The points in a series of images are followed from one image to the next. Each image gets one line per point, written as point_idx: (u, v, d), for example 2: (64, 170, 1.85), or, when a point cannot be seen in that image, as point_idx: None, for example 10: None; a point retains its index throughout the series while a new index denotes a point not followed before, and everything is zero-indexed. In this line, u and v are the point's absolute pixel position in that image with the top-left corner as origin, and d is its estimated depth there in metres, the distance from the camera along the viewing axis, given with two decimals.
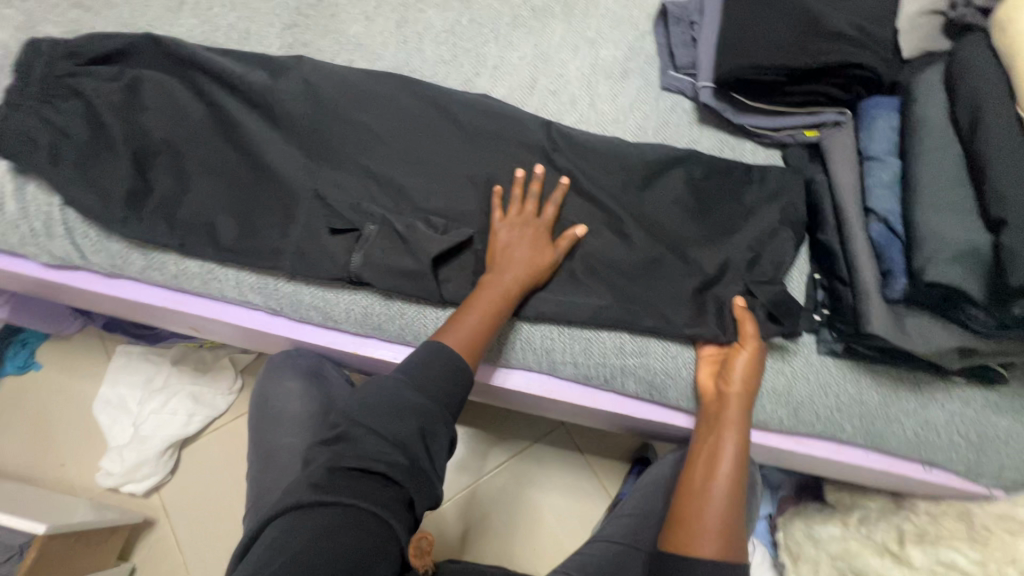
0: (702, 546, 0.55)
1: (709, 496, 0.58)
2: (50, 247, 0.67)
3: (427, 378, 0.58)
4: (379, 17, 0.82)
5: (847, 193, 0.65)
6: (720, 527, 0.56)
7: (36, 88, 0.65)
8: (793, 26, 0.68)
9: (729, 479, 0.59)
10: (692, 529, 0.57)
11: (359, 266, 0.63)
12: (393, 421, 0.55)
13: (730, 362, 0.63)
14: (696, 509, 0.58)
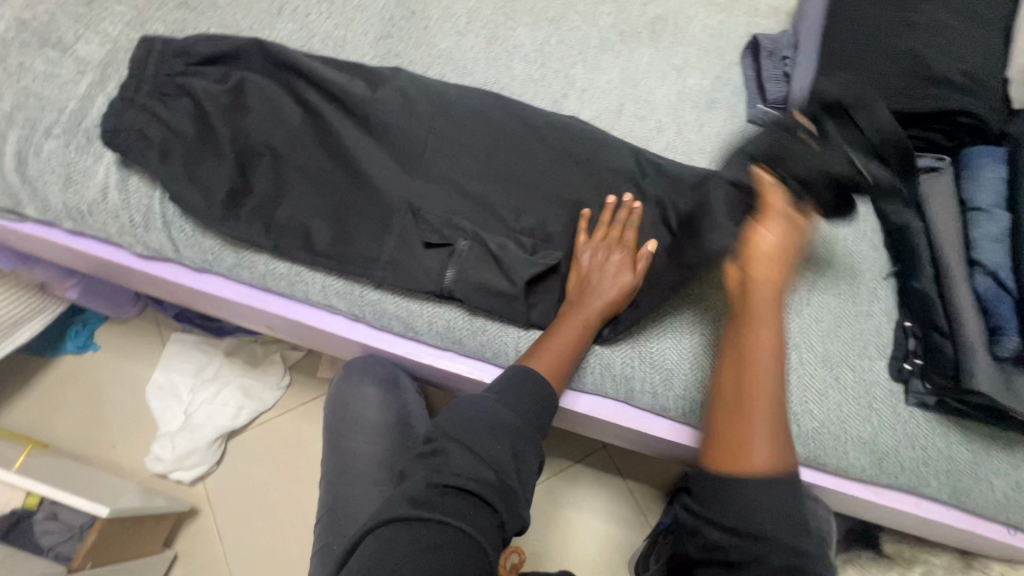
0: (754, 454, 0.54)
1: (749, 400, 0.57)
2: (146, 239, 0.69)
3: (517, 400, 0.58)
4: (470, 32, 0.83)
5: (948, 244, 0.63)
6: (769, 432, 0.55)
7: (150, 85, 0.68)
8: (901, 70, 0.69)
9: (767, 375, 0.58)
10: (738, 440, 0.55)
11: (452, 282, 0.64)
12: (487, 440, 0.55)
13: (754, 246, 0.62)
14: (739, 415, 0.57)
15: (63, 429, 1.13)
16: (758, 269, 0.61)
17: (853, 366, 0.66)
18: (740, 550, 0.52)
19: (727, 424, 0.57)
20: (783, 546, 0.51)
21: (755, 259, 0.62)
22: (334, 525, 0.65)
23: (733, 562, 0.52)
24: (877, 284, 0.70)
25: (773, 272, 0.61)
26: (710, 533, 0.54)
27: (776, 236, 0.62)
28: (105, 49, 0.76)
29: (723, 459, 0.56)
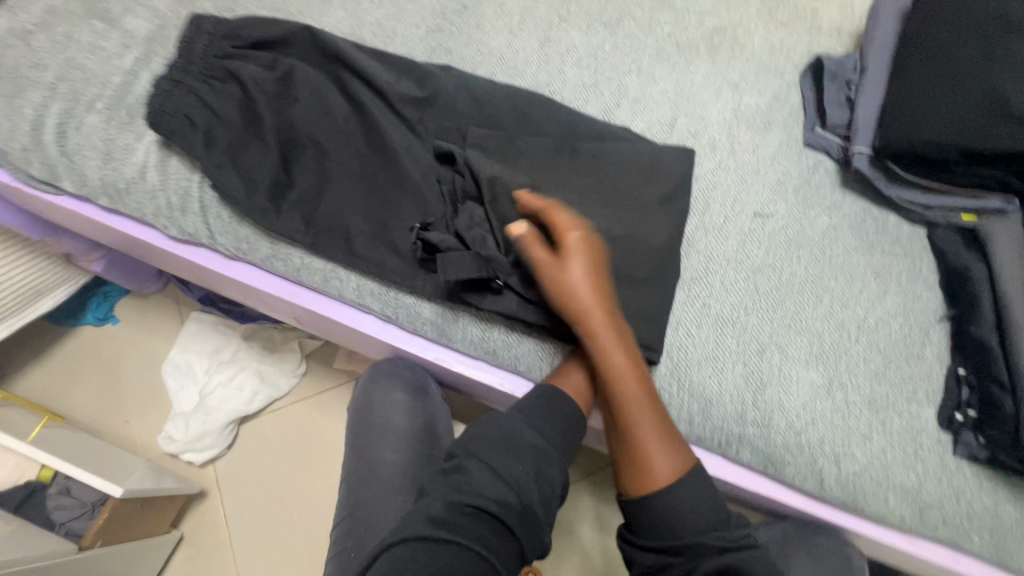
0: (656, 465, 0.55)
1: (634, 420, 0.56)
2: (181, 222, 0.68)
3: (547, 421, 0.56)
4: (523, 32, 0.81)
5: (1014, 291, 0.61)
6: (660, 442, 0.56)
7: (197, 66, 0.67)
8: (979, 105, 0.63)
9: (638, 401, 0.57)
10: (638, 457, 0.55)
11: (491, 300, 0.62)
12: (513, 459, 0.52)
13: (565, 294, 0.57)
14: (630, 438, 0.56)
15: (78, 400, 1.12)
16: (588, 306, 0.57)
17: (902, 411, 0.63)
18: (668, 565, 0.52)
19: (624, 453, 0.56)
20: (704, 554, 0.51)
21: (580, 300, 0.57)
22: (354, 531, 0.63)
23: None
24: (931, 325, 0.67)
25: (603, 303, 0.58)
26: (641, 557, 0.54)
27: (585, 270, 0.58)
28: (152, 24, 0.74)
29: (633, 480, 0.55)
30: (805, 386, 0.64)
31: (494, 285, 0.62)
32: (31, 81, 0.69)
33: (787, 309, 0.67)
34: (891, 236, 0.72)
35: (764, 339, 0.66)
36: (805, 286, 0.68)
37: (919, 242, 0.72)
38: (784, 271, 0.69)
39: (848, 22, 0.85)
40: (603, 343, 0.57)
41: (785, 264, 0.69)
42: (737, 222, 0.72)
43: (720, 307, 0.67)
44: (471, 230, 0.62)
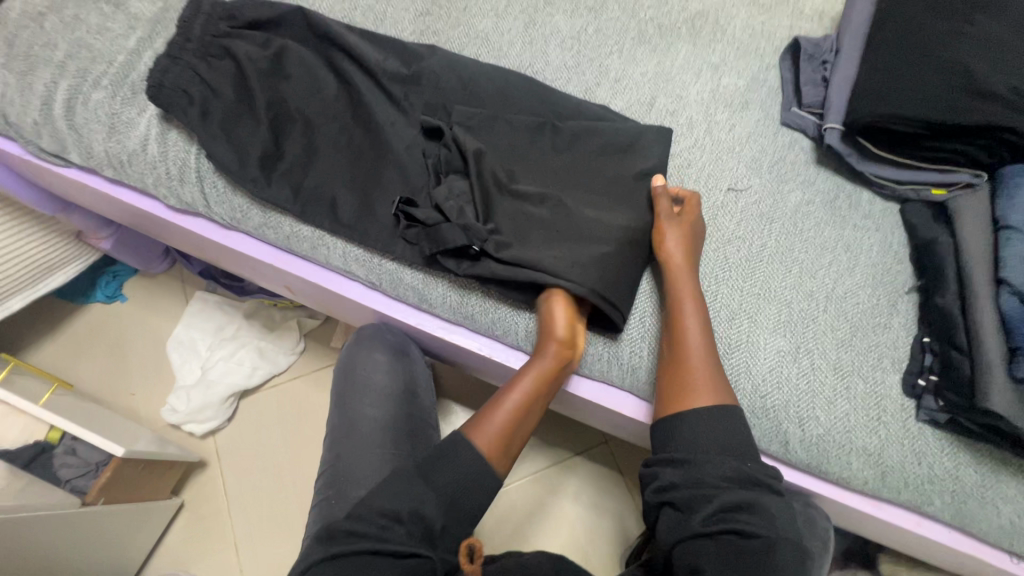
0: (701, 392, 0.60)
1: (689, 349, 0.62)
2: (180, 192, 0.72)
3: (439, 474, 0.58)
4: (508, 16, 0.84)
5: (975, 260, 0.62)
6: (709, 370, 0.61)
7: (195, 45, 0.71)
8: (945, 81, 0.65)
9: (698, 331, 0.62)
10: (685, 382, 0.61)
11: (466, 268, 0.65)
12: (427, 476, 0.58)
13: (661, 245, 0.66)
14: (681, 366, 0.61)
15: (87, 372, 1.17)
16: (677, 255, 0.65)
17: (867, 377, 0.65)
18: (689, 482, 0.57)
19: (672, 374, 0.62)
20: (723, 475, 0.56)
21: (673, 247, 0.66)
22: (335, 482, 0.66)
23: (683, 502, 0.57)
24: (898, 296, 0.69)
25: (688, 257, 0.66)
26: (664, 472, 0.59)
27: (687, 229, 0.67)
28: (156, 7, 0.78)
29: (676, 402, 0.61)
30: (771, 352, 0.66)
31: (471, 252, 0.65)
32: (43, 59, 0.74)
33: (757, 279, 0.69)
34: (862, 211, 0.73)
35: (734, 308, 0.68)
36: (775, 257, 0.71)
37: (890, 217, 0.73)
38: (754, 244, 0.71)
39: (829, 6, 0.87)
40: (677, 285, 0.65)
41: (756, 236, 0.72)
42: (710, 197, 0.74)
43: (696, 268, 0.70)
44: (448, 202, 0.65)
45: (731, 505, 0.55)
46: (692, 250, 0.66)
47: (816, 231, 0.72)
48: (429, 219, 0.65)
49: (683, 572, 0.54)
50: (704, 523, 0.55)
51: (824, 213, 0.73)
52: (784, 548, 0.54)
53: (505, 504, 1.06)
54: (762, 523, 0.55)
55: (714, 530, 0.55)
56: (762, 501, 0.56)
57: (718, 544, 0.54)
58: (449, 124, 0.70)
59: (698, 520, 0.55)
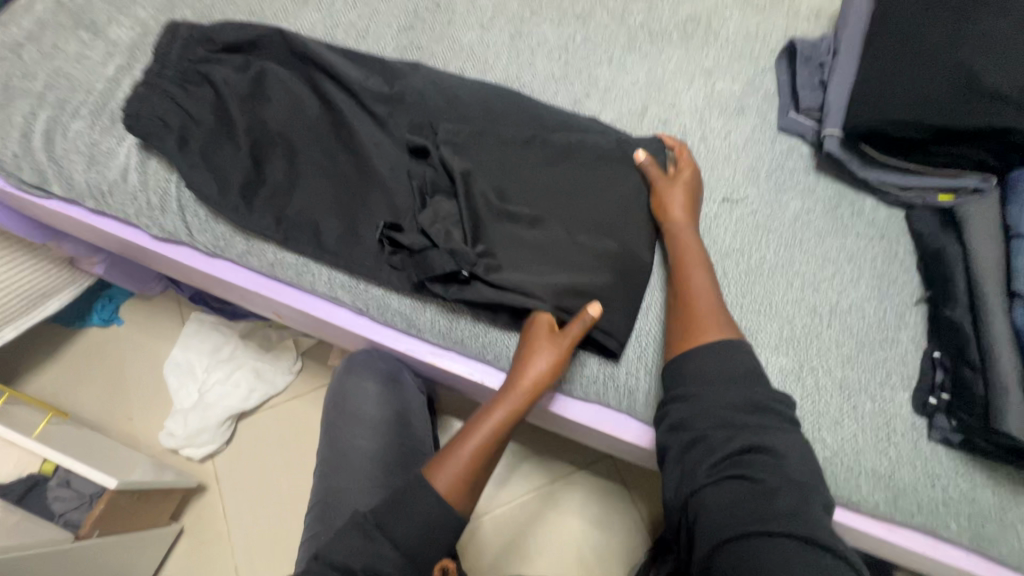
0: (710, 330, 0.59)
1: (695, 292, 0.62)
2: (162, 221, 0.70)
3: (397, 526, 0.54)
4: (494, 27, 0.82)
5: (986, 269, 0.59)
6: (716, 308, 0.61)
7: (173, 71, 0.70)
8: (948, 82, 0.63)
9: (701, 276, 0.63)
10: (692, 328, 0.60)
11: (452, 293, 0.62)
12: (391, 520, 0.55)
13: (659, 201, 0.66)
14: (687, 308, 0.61)
15: (85, 398, 1.17)
16: (676, 209, 0.65)
17: (874, 396, 0.62)
18: (697, 417, 0.55)
19: (680, 319, 0.61)
20: (729, 406, 0.55)
21: (671, 202, 0.66)
22: (324, 515, 0.65)
23: (687, 445, 0.55)
24: (907, 309, 0.66)
25: (687, 210, 0.66)
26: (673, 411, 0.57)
27: (685, 190, 0.67)
28: (135, 32, 0.77)
29: (683, 340, 0.60)
30: (772, 370, 0.64)
31: (460, 276, 0.62)
32: (22, 90, 0.73)
33: (756, 293, 0.67)
34: (865, 219, 0.70)
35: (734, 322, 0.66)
36: (775, 270, 0.68)
37: (895, 225, 0.70)
38: (753, 256, 0.69)
39: (827, 4, 0.84)
40: (678, 238, 0.65)
41: (754, 248, 0.69)
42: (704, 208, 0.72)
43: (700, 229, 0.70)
44: (434, 226, 0.62)
45: (738, 449, 0.52)
46: (691, 208, 0.66)
47: (818, 242, 0.69)
48: (415, 244, 0.62)
49: (694, 519, 0.51)
50: (709, 471, 0.52)
51: (825, 223, 0.70)
52: (794, 493, 0.49)
53: (505, 525, 1.04)
54: (769, 469, 0.51)
55: (718, 476, 0.51)
56: (770, 443, 0.52)
57: (725, 490, 0.50)
58: (437, 142, 0.67)
59: (702, 468, 0.52)
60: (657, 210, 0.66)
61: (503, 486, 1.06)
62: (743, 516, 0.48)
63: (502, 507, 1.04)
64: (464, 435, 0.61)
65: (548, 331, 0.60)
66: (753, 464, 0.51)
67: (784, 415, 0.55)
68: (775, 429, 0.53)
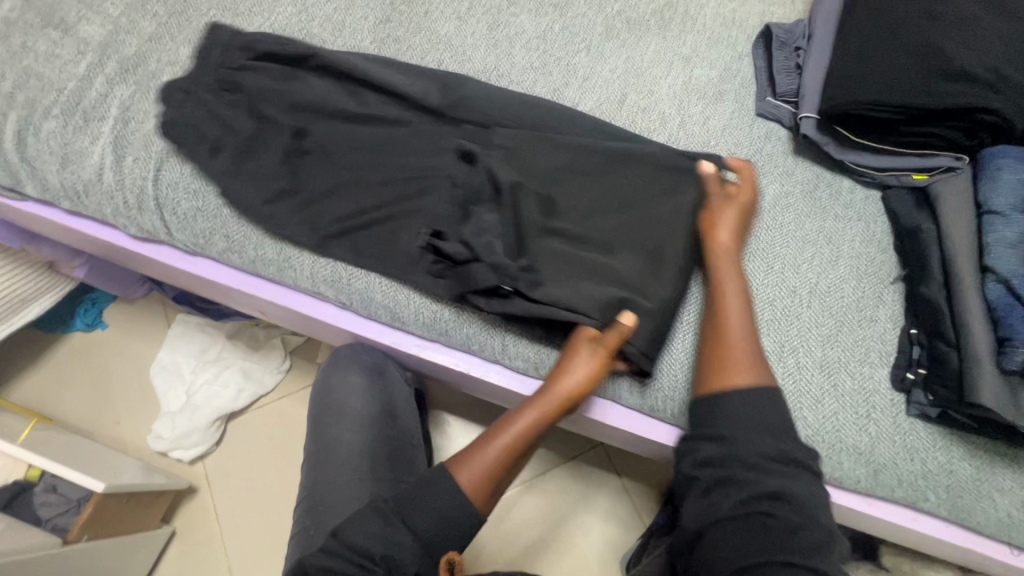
0: (738, 372, 0.58)
1: (729, 331, 0.60)
2: (140, 220, 0.69)
3: (418, 518, 0.54)
4: (471, 18, 0.81)
5: (959, 247, 0.60)
6: (748, 351, 0.59)
7: (212, 79, 0.72)
8: (919, 62, 0.64)
9: (739, 313, 0.61)
10: (720, 367, 0.59)
11: (486, 304, 0.62)
12: (411, 512, 0.54)
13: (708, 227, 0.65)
14: (720, 340, 0.60)
15: (70, 403, 1.15)
16: (723, 238, 0.64)
17: (854, 374, 0.63)
18: (727, 455, 0.54)
19: (709, 357, 0.60)
20: (762, 453, 0.54)
21: (719, 231, 0.65)
22: (313, 509, 0.66)
23: (714, 480, 0.54)
24: (884, 288, 0.67)
25: (734, 241, 0.64)
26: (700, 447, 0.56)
27: (736, 217, 0.65)
28: (106, 30, 0.76)
29: (709, 372, 0.59)
30: None
31: (501, 290, 0.62)
32: None
33: None
34: (843, 201, 0.71)
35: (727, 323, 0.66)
36: (757, 253, 0.69)
37: (872, 205, 0.71)
38: None
39: None
40: (720, 271, 0.63)
41: None
42: None
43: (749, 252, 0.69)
44: (479, 238, 0.63)
45: (767, 491, 0.52)
46: (740, 237, 0.65)
47: (797, 224, 0.70)
48: (459, 256, 0.62)
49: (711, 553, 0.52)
50: (735, 506, 0.52)
51: (804, 207, 0.71)
52: (814, 535, 0.50)
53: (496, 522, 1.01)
54: (797, 509, 0.51)
55: (746, 513, 0.52)
56: (799, 490, 0.52)
57: (749, 529, 0.51)
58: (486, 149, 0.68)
59: (729, 502, 0.52)
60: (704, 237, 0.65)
61: None
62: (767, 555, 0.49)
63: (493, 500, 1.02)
64: (490, 436, 0.61)
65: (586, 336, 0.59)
66: (778, 508, 0.51)
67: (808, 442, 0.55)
68: (802, 474, 0.53)
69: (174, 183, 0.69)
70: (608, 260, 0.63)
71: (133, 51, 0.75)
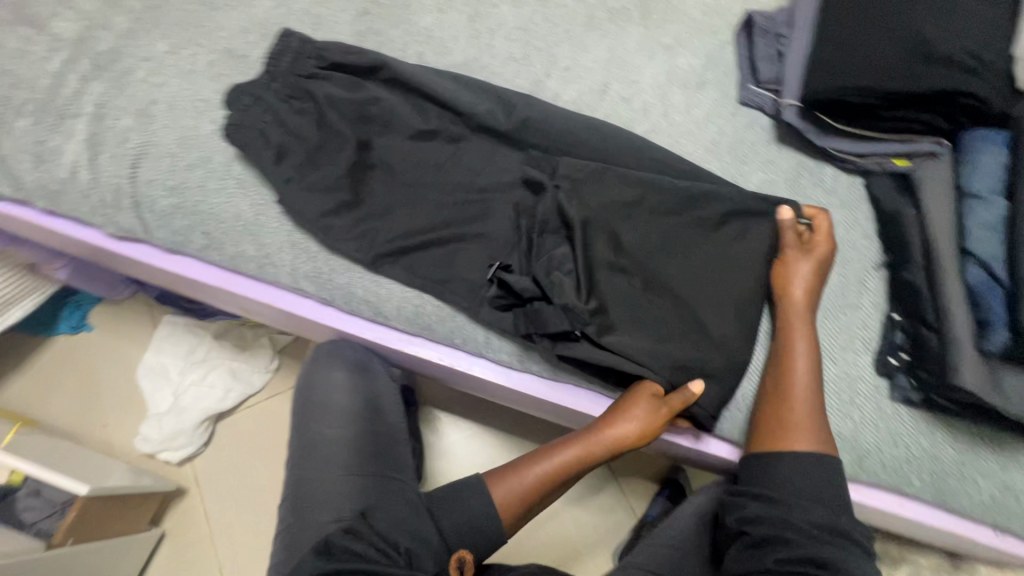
0: (803, 439, 0.56)
1: (797, 394, 0.58)
2: (116, 219, 0.68)
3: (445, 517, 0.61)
4: (451, 10, 0.80)
5: (940, 231, 0.60)
6: (815, 418, 0.57)
7: (278, 84, 0.69)
8: (898, 48, 0.64)
9: (810, 373, 0.58)
10: (784, 430, 0.57)
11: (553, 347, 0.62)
12: (443, 512, 0.62)
13: (785, 276, 0.63)
14: (786, 398, 0.58)
15: (56, 407, 1.14)
16: (797, 289, 0.62)
17: (838, 360, 0.63)
18: (777, 517, 0.55)
19: (771, 416, 0.58)
20: (812, 518, 0.54)
21: (795, 281, 0.62)
22: (298, 507, 0.65)
23: (763, 537, 0.54)
24: (868, 273, 0.67)
25: (812, 295, 0.61)
26: (749, 505, 0.57)
27: (815, 268, 0.62)
28: (79, 26, 0.75)
29: (770, 434, 0.58)
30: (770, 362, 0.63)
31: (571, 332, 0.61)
32: None
33: None
34: (825, 188, 0.71)
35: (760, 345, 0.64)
36: None
37: (855, 191, 0.71)
38: None
39: None
40: (792, 324, 0.61)
41: None
42: None
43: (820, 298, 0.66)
44: (548, 275, 0.61)
45: (814, 555, 0.51)
46: (818, 290, 0.62)
47: None
48: (526, 292, 0.61)
49: None
50: (779, 561, 0.52)
51: (787, 195, 0.71)
52: None
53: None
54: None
55: (788, 570, 0.51)
56: (850, 565, 0.51)
57: None
58: (554, 180, 0.65)
59: (772, 556, 0.52)
60: (779, 286, 0.63)
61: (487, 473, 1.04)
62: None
63: None
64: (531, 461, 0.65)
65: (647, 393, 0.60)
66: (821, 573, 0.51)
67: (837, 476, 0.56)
68: (854, 549, 0.52)
69: (151, 180, 0.68)
70: (608, 262, 0.62)
71: (108, 47, 0.74)
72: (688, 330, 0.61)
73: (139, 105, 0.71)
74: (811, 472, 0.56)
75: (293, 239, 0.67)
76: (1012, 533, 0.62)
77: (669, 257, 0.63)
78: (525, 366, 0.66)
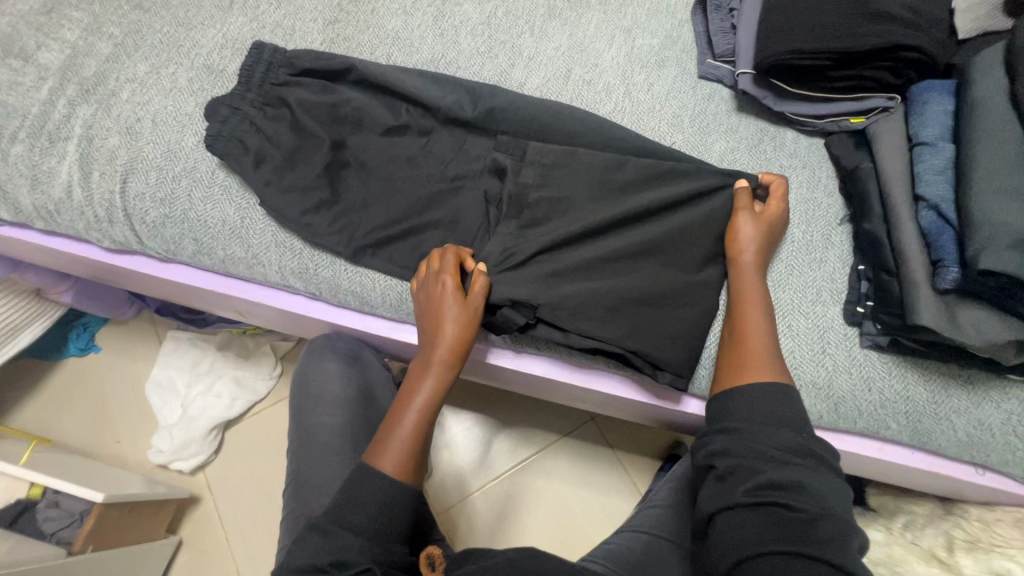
0: (756, 379, 0.58)
1: (749, 339, 0.60)
2: (111, 233, 0.72)
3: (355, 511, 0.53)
4: (416, 12, 0.84)
5: (894, 181, 0.62)
6: (767, 359, 0.59)
7: (255, 93, 0.72)
8: (841, 10, 0.66)
9: (760, 320, 0.61)
10: (740, 374, 0.59)
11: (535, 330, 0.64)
12: (358, 498, 0.54)
13: (733, 233, 0.64)
14: (740, 351, 0.60)
15: (70, 427, 1.18)
16: (746, 245, 0.63)
17: (807, 313, 0.65)
18: (742, 448, 0.55)
19: (728, 362, 0.61)
20: (777, 445, 0.54)
21: (744, 237, 0.64)
22: (298, 495, 0.70)
23: (728, 469, 0.55)
24: (833, 229, 0.69)
25: (760, 248, 0.63)
26: (717, 440, 0.58)
27: (762, 225, 0.64)
28: (66, 54, 0.79)
29: (728, 384, 0.60)
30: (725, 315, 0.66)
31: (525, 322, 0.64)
32: None
33: None
34: (788, 150, 0.73)
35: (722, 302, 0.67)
36: None
37: (816, 152, 0.73)
38: None
39: None
40: (743, 279, 0.63)
41: None
42: None
43: (779, 255, 0.68)
44: (520, 254, 0.63)
45: (776, 479, 0.52)
46: (767, 246, 0.64)
47: None
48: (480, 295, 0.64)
49: (724, 542, 0.52)
50: (746, 494, 0.52)
51: (750, 160, 0.73)
52: (835, 524, 0.50)
53: (449, 481, 1.01)
54: (807, 498, 0.51)
55: (755, 502, 0.52)
56: (810, 482, 0.52)
57: (760, 516, 0.51)
58: (522, 164, 0.67)
59: (742, 489, 0.53)
60: (729, 243, 0.65)
61: (489, 459, 1.03)
62: (775, 541, 0.49)
63: (488, 482, 1.01)
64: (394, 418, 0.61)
65: (459, 296, 0.60)
66: (790, 499, 0.51)
67: (800, 411, 0.57)
68: (817, 469, 0.53)
69: (141, 193, 0.72)
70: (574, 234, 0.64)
71: (93, 73, 0.78)
72: (658, 296, 0.63)
73: (126, 124, 0.74)
74: (790, 414, 0.56)
75: (277, 238, 0.70)
76: (992, 468, 0.64)
77: (637, 227, 0.65)
78: (508, 344, 0.70)
